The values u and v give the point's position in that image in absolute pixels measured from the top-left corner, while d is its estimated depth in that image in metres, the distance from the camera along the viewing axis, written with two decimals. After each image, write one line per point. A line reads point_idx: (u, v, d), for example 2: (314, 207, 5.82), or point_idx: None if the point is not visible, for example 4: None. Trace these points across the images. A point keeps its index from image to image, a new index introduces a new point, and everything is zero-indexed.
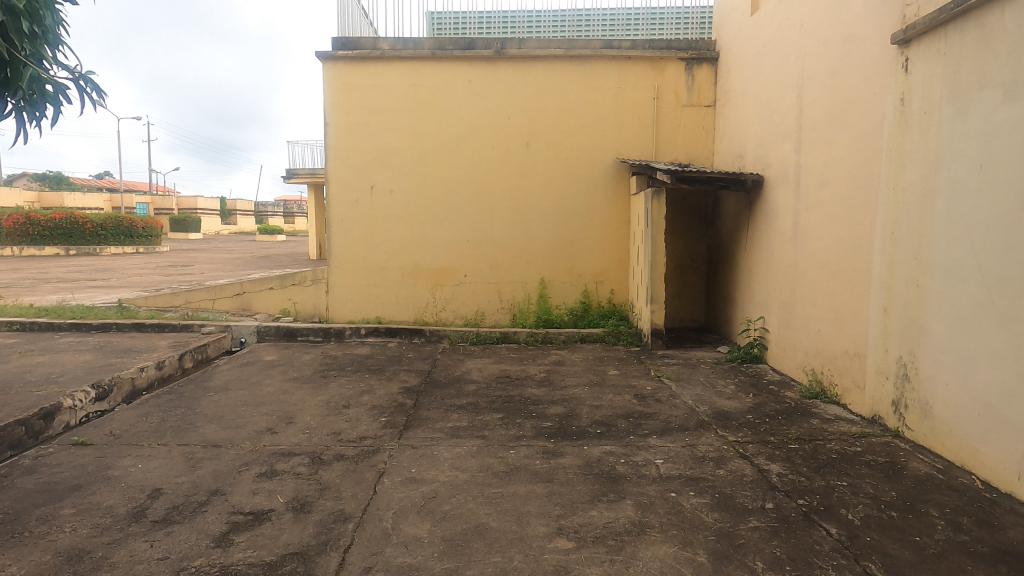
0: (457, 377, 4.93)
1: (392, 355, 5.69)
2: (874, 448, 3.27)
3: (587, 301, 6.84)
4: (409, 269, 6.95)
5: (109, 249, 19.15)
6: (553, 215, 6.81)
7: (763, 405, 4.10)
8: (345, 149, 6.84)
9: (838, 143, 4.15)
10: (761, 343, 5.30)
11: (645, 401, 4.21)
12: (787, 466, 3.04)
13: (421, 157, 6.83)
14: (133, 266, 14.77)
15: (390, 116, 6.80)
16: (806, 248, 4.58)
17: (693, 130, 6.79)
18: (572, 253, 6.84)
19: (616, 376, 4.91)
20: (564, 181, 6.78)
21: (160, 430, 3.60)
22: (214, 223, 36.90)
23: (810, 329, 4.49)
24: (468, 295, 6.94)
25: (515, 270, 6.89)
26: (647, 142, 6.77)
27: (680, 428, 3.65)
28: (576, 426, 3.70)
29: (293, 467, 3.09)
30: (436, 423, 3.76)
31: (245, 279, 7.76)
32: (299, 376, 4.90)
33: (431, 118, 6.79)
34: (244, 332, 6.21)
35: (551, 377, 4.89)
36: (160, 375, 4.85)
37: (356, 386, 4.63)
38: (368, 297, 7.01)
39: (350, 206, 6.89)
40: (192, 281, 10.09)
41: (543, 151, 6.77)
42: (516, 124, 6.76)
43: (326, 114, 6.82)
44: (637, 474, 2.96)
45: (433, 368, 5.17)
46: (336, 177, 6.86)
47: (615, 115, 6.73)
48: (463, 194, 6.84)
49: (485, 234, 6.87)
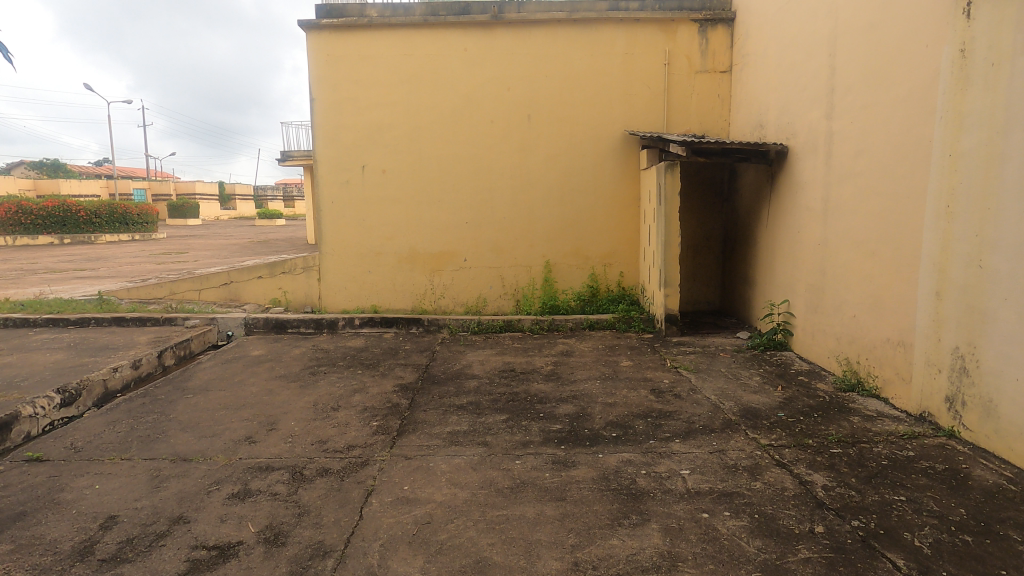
0: (458, 372, 4.54)
1: (388, 347, 5.31)
2: (928, 452, 2.88)
3: (595, 285, 6.41)
4: (406, 254, 6.53)
5: (104, 238, 18.81)
6: (558, 194, 6.36)
7: (795, 400, 3.71)
8: (333, 127, 6.38)
9: (878, 105, 3.70)
10: (786, 329, 4.89)
11: (663, 397, 3.82)
12: (833, 476, 2.67)
13: (415, 134, 6.37)
14: (127, 255, 14.33)
15: (380, 89, 6.32)
16: (839, 224, 4.16)
17: (708, 98, 6.29)
18: (580, 234, 6.41)
19: (630, 368, 4.52)
20: (569, 157, 6.32)
21: (126, 442, 3.23)
22: (213, 209, 36.41)
23: (844, 314, 4.08)
24: (469, 281, 6.53)
25: (518, 253, 6.46)
26: (657, 112, 6.29)
27: (705, 429, 3.27)
28: (589, 429, 3.32)
29: (270, 485, 2.72)
30: (433, 428, 3.38)
31: (234, 267, 7.34)
32: (286, 374, 4.52)
33: (425, 90, 6.31)
34: (232, 325, 5.85)
35: (559, 370, 4.50)
36: (137, 376, 4.49)
37: (347, 384, 4.26)
38: (363, 285, 6.59)
39: (340, 188, 6.46)
40: (183, 269, 9.69)
41: (546, 124, 6.29)
42: (516, 95, 6.28)
43: (311, 89, 6.34)
44: (661, 490, 2.58)
45: (431, 362, 4.79)
46: (325, 157, 6.42)
47: (623, 84, 6.24)
48: (461, 173, 6.40)
49: (486, 216, 6.44)
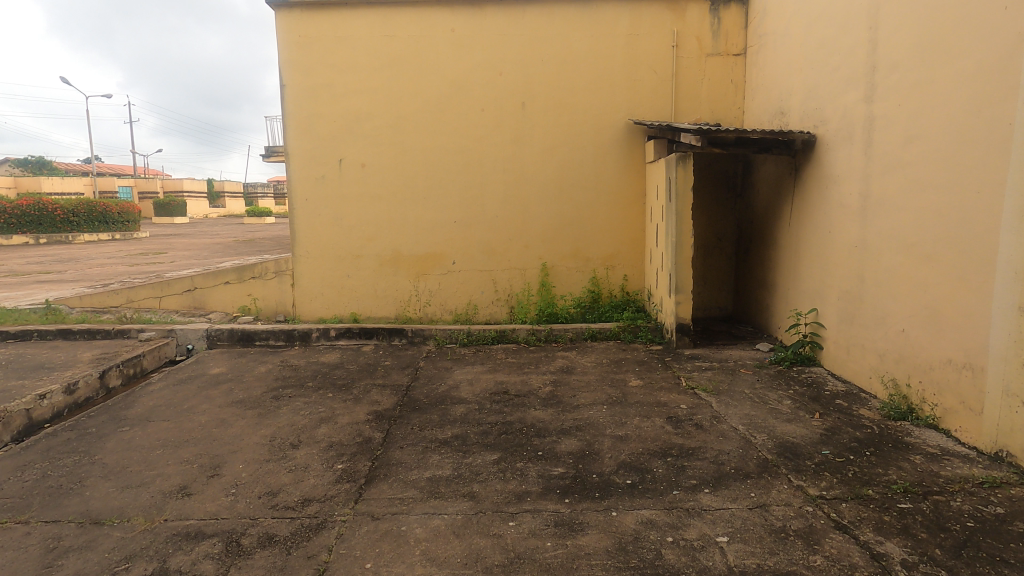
0: (443, 395, 3.95)
1: (366, 363, 4.71)
2: (1021, 509, 2.31)
3: (596, 291, 5.84)
4: (389, 257, 5.93)
5: (82, 237, 18.08)
6: (555, 190, 5.78)
7: (838, 432, 3.14)
8: (306, 116, 5.76)
9: (937, 83, 3.13)
10: (814, 341, 4.34)
11: (683, 428, 3.25)
12: (911, 546, 2.10)
13: (398, 124, 5.76)
14: (102, 256, 13.61)
15: (358, 74, 5.70)
16: (883, 223, 3.60)
17: (720, 84, 5.72)
18: (580, 234, 5.83)
19: (640, 389, 3.94)
20: (567, 149, 5.74)
21: (31, 496, 2.63)
22: (200, 207, 35.59)
23: (889, 328, 3.52)
24: (458, 286, 5.94)
25: (511, 255, 5.88)
26: (665, 99, 5.71)
27: (738, 474, 2.70)
28: (597, 475, 2.74)
29: (194, 563, 2.12)
30: (408, 474, 2.79)
31: (200, 272, 6.68)
32: (245, 399, 3.91)
33: (408, 75, 5.70)
34: (192, 337, 5.24)
35: (560, 392, 3.92)
36: (72, 401, 3.89)
37: (312, 412, 3.66)
38: (341, 291, 5.98)
39: (315, 184, 5.85)
40: (153, 272, 9.04)
41: (542, 113, 5.71)
42: (509, 81, 5.68)
43: (282, 74, 5.72)
44: (695, 569, 2.01)
45: (413, 383, 4.20)
46: (298, 150, 5.81)
47: (627, 69, 5.66)
48: (448, 167, 5.80)
49: (476, 214, 5.85)
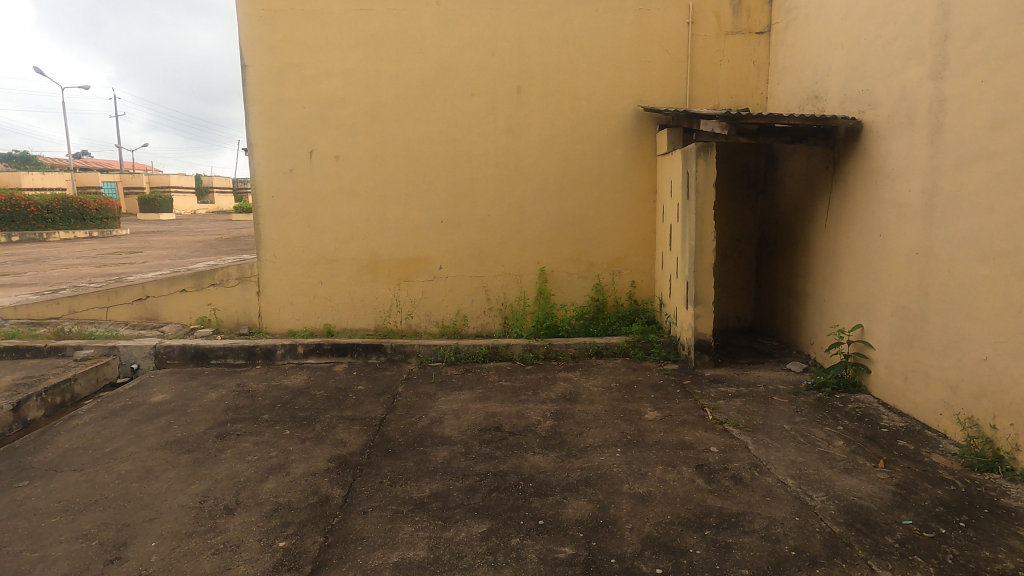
0: (422, 432, 3.28)
1: (336, 388, 4.04)
2: None
3: (601, 299, 5.18)
4: (367, 261, 5.25)
5: (56, 235, 17.17)
6: (555, 185, 5.12)
7: (915, 490, 2.50)
8: (271, 101, 5.07)
9: None
10: (859, 363, 3.71)
11: (719, 484, 2.60)
12: None
13: (376, 111, 5.08)
14: (72, 254, 12.85)
15: (330, 54, 5.01)
16: (957, 226, 2.96)
17: (741, 66, 5.07)
18: (582, 235, 5.17)
19: (659, 425, 3.29)
20: (569, 139, 5.07)
21: None
22: (186, 203, 34.70)
23: (966, 355, 2.89)
24: (445, 294, 5.28)
25: (505, 259, 5.22)
26: (678, 83, 5.05)
27: (803, 559, 2.05)
28: (618, 560, 2.09)
29: None
30: (369, 558, 2.13)
31: (157, 277, 5.93)
32: (183, 439, 3.23)
33: (387, 55, 5.01)
34: (138, 356, 4.55)
35: (563, 429, 3.27)
36: None
37: (261, 458, 2.99)
38: (313, 300, 5.31)
39: (283, 178, 5.16)
40: (117, 275, 8.31)
41: (540, 99, 5.04)
42: (502, 63, 5.01)
43: (243, 53, 5.01)
44: None
45: (390, 415, 3.53)
46: (263, 140, 5.12)
47: (636, 49, 4.99)
48: (433, 159, 5.13)
49: (466, 213, 5.18)
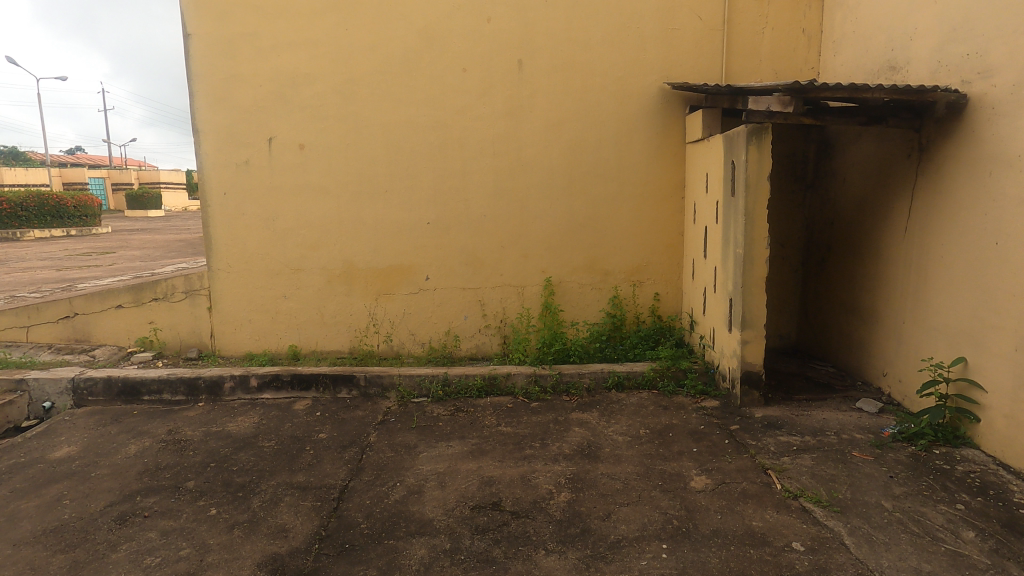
0: (395, 512, 2.44)
1: (292, 437, 3.19)
2: None
3: (618, 316, 4.33)
4: (339, 271, 4.40)
5: (31, 235, 16.24)
6: (564, 179, 4.26)
7: None
8: (222, 78, 4.19)
9: None
10: (961, 408, 2.87)
11: None
12: None
13: (348, 89, 4.20)
14: (40, 255, 11.95)
15: (292, 20, 4.13)
16: None
17: (788, 35, 4.21)
18: (596, 240, 4.32)
19: (713, 501, 2.45)
20: (580, 123, 4.21)
21: None
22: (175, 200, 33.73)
23: None
24: (433, 310, 4.43)
25: (503, 267, 4.36)
26: (713, 56, 4.19)
27: None
28: None
29: None
30: None
31: (95, 288, 5.05)
32: (68, 525, 2.38)
33: (361, 21, 4.13)
34: (51, 391, 3.69)
35: (585, 507, 2.43)
36: None
37: (166, 560, 2.14)
38: (275, 317, 4.45)
39: (237, 172, 4.29)
40: (72, 282, 7.42)
41: (545, 75, 4.17)
42: (500, 31, 4.13)
43: (185, 18, 4.12)
44: None
45: (355, 482, 2.69)
46: (212, 125, 4.25)
47: (663, 14, 4.12)
48: (418, 148, 4.27)
49: (457, 213, 4.32)
